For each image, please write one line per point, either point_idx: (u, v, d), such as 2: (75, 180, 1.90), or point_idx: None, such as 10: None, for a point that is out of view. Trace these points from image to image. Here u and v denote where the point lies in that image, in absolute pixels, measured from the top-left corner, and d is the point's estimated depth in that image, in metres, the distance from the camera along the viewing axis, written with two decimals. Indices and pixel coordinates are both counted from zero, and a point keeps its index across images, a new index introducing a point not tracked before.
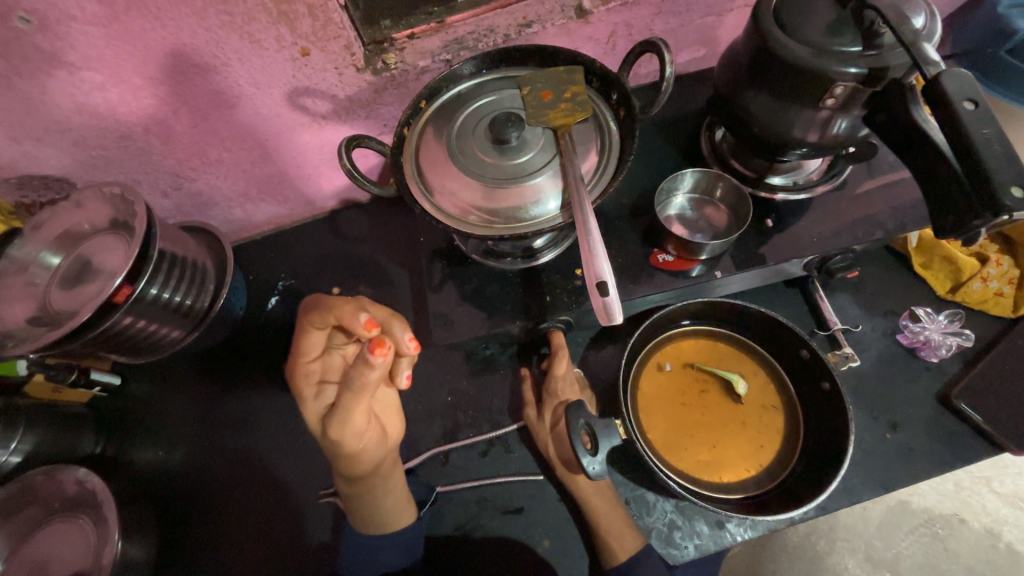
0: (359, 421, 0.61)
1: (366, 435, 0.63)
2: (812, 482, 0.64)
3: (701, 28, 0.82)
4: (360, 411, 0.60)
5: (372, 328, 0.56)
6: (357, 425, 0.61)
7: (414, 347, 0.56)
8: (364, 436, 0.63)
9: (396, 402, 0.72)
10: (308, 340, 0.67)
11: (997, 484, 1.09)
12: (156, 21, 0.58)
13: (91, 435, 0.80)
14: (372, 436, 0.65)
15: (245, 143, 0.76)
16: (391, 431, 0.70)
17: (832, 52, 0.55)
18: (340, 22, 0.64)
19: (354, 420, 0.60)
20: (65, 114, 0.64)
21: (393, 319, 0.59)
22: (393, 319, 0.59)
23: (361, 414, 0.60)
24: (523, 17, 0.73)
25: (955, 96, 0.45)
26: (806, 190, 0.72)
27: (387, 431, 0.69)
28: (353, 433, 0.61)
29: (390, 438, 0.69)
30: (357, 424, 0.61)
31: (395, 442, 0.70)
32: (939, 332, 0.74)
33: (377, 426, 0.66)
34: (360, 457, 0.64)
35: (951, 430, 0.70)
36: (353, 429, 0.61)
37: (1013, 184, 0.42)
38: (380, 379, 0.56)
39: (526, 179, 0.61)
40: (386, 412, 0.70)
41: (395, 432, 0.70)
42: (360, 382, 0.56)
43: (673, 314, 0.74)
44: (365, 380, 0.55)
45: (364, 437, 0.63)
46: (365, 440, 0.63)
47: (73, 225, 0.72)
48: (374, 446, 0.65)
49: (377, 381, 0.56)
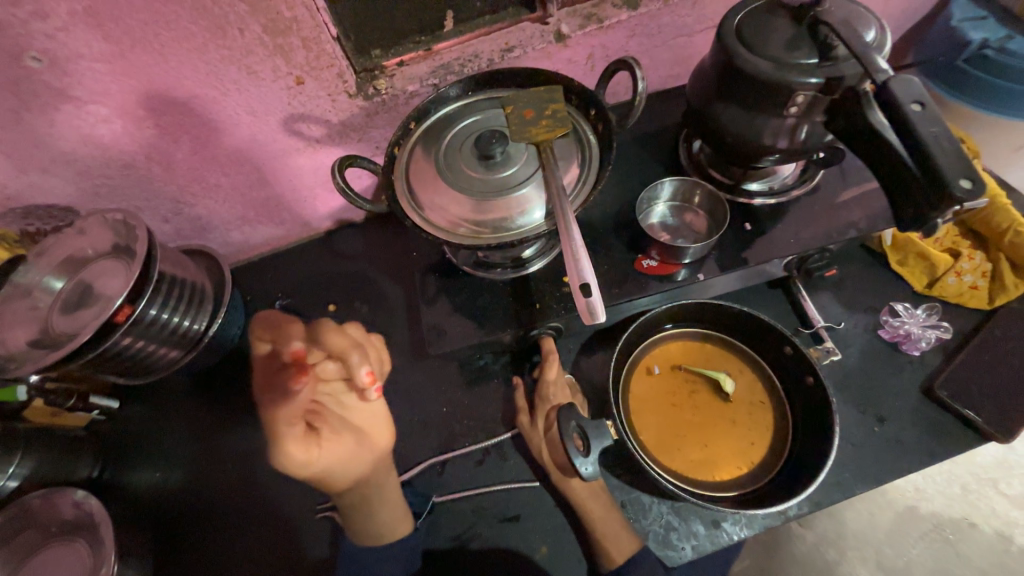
0: (299, 451, 0.56)
1: (320, 457, 0.57)
2: (802, 476, 0.65)
3: (674, 47, 0.87)
4: (298, 429, 0.57)
5: (303, 354, 0.57)
6: (296, 455, 0.56)
7: (369, 381, 0.57)
8: (321, 457, 0.58)
9: (384, 409, 0.66)
10: (262, 358, 0.60)
11: (1004, 486, 1.20)
12: (160, 57, 0.62)
13: (88, 459, 0.80)
14: (334, 454, 0.58)
15: (242, 168, 0.80)
16: (372, 442, 0.64)
17: (792, 64, 0.59)
18: (333, 52, 0.69)
19: (291, 446, 0.55)
20: (70, 146, 0.68)
21: (349, 349, 0.57)
22: (349, 349, 0.57)
23: (302, 433, 0.57)
24: (506, 43, 0.78)
25: (903, 100, 0.49)
26: (782, 194, 0.75)
27: (374, 441, 0.64)
28: (297, 457, 0.56)
29: (368, 451, 0.62)
30: (299, 446, 0.56)
31: (377, 455, 0.64)
32: (918, 325, 0.76)
33: (345, 442, 0.60)
34: (326, 476, 0.60)
35: (937, 422, 0.71)
36: (298, 455, 0.56)
37: (960, 177, 0.46)
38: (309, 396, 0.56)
39: (512, 192, 0.64)
40: (374, 422, 0.65)
41: (384, 442, 0.65)
42: (283, 404, 0.56)
43: (660, 317, 0.76)
44: (284, 410, 0.56)
45: (319, 457, 0.57)
46: (320, 464, 0.58)
47: (76, 251, 0.74)
48: (340, 462, 0.59)
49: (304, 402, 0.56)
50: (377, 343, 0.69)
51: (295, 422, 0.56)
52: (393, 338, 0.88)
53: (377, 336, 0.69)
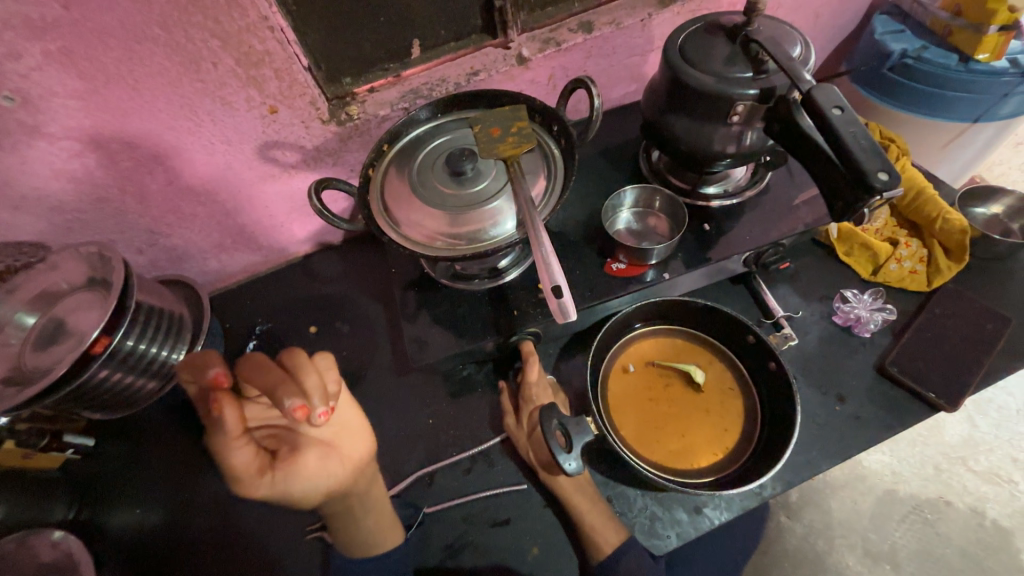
0: (251, 475, 0.55)
1: (275, 479, 0.57)
2: (771, 456, 0.69)
3: (629, 67, 0.94)
4: (244, 456, 0.54)
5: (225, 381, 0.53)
6: (249, 480, 0.55)
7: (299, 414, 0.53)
8: (277, 479, 0.57)
9: (355, 421, 0.67)
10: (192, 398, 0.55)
11: (973, 463, 1.27)
12: (133, 91, 0.64)
13: (63, 502, 0.78)
14: (296, 472, 0.58)
15: (218, 197, 0.81)
16: (342, 455, 0.63)
17: (730, 78, 0.65)
18: (305, 81, 0.72)
19: (242, 470, 0.55)
20: (43, 182, 0.68)
21: (280, 383, 0.54)
22: (279, 383, 0.54)
23: (248, 459, 0.55)
24: (471, 67, 0.83)
25: (825, 105, 0.55)
26: (736, 195, 0.81)
27: (344, 454, 0.64)
28: (246, 485, 0.55)
29: (337, 465, 0.62)
30: (244, 472, 0.55)
31: (349, 466, 0.63)
32: (866, 309, 0.82)
33: (306, 461, 0.59)
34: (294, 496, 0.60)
35: (892, 397, 0.76)
36: (247, 479, 0.55)
37: (878, 170, 0.52)
38: (236, 419, 0.52)
39: (484, 205, 0.68)
40: (344, 433, 0.65)
41: (357, 452, 0.65)
42: (213, 435, 0.52)
43: (631, 316, 0.80)
44: (219, 441, 0.53)
45: (272, 479, 0.57)
46: (279, 486, 0.57)
47: (49, 285, 0.73)
48: (304, 480, 0.59)
49: (232, 427, 0.51)
50: (325, 363, 0.61)
51: (239, 452, 0.54)
52: (376, 356, 0.89)
53: (324, 358, 0.61)
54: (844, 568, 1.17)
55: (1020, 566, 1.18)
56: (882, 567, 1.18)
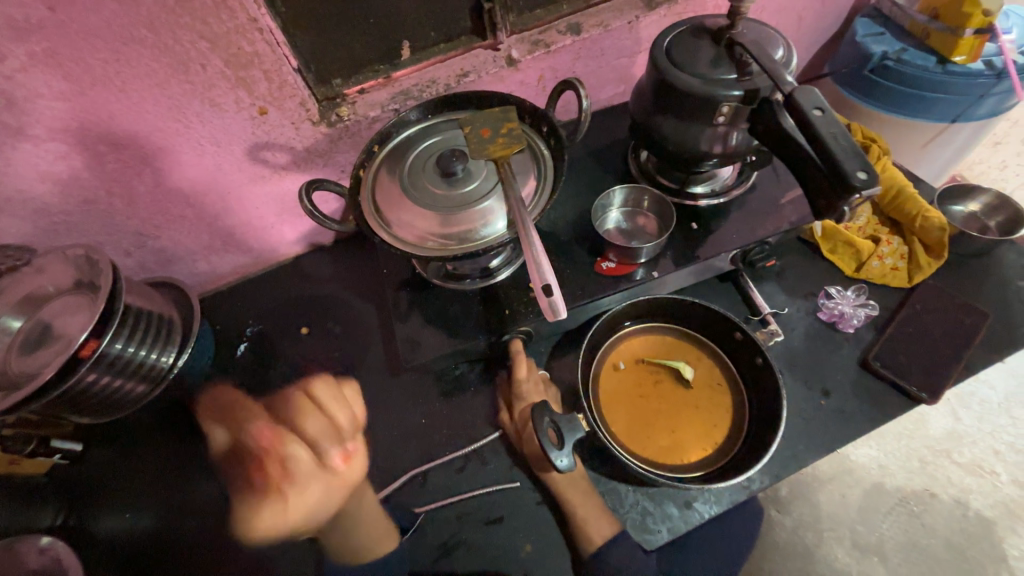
0: (268, 510, 0.72)
1: (293, 509, 0.70)
2: (758, 450, 0.70)
3: (618, 68, 0.95)
4: (277, 470, 0.72)
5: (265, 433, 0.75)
6: (268, 514, 0.71)
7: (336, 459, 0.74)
8: (292, 508, 0.70)
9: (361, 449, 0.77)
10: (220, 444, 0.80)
11: (957, 455, 1.30)
12: (121, 92, 0.64)
13: (51, 509, 0.77)
14: (301, 504, 0.70)
15: (207, 198, 0.81)
16: (342, 479, 0.73)
17: (715, 80, 0.67)
18: (294, 83, 0.72)
19: (265, 514, 0.72)
20: (28, 184, 0.67)
21: (318, 434, 0.74)
22: (316, 433, 0.74)
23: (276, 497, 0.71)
24: (461, 69, 0.83)
25: (807, 106, 0.57)
26: (723, 195, 0.83)
27: (344, 477, 0.73)
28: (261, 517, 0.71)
29: (340, 488, 0.72)
30: (273, 499, 0.71)
31: (348, 489, 0.73)
32: (850, 305, 0.84)
33: (309, 492, 0.71)
34: (299, 522, 0.70)
35: (875, 391, 0.78)
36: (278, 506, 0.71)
37: (858, 170, 0.53)
38: (284, 452, 0.73)
39: (474, 205, 0.68)
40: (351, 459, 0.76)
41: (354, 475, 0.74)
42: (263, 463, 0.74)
43: (622, 314, 0.81)
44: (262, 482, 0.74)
45: (289, 508, 0.70)
46: (293, 515, 0.70)
47: (36, 288, 0.72)
48: (308, 510, 0.70)
49: (281, 458, 0.72)
50: (352, 393, 0.81)
51: (269, 502, 0.72)
52: (368, 357, 0.89)
53: (349, 389, 0.81)
54: (833, 560, 1.20)
55: (1003, 556, 1.21)
56: (870, 558, 1.20)
